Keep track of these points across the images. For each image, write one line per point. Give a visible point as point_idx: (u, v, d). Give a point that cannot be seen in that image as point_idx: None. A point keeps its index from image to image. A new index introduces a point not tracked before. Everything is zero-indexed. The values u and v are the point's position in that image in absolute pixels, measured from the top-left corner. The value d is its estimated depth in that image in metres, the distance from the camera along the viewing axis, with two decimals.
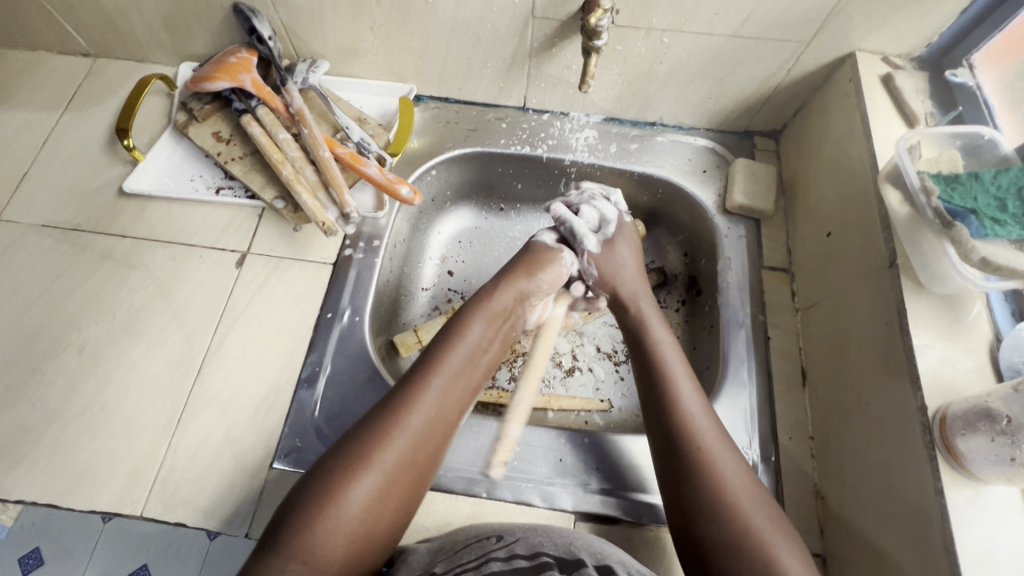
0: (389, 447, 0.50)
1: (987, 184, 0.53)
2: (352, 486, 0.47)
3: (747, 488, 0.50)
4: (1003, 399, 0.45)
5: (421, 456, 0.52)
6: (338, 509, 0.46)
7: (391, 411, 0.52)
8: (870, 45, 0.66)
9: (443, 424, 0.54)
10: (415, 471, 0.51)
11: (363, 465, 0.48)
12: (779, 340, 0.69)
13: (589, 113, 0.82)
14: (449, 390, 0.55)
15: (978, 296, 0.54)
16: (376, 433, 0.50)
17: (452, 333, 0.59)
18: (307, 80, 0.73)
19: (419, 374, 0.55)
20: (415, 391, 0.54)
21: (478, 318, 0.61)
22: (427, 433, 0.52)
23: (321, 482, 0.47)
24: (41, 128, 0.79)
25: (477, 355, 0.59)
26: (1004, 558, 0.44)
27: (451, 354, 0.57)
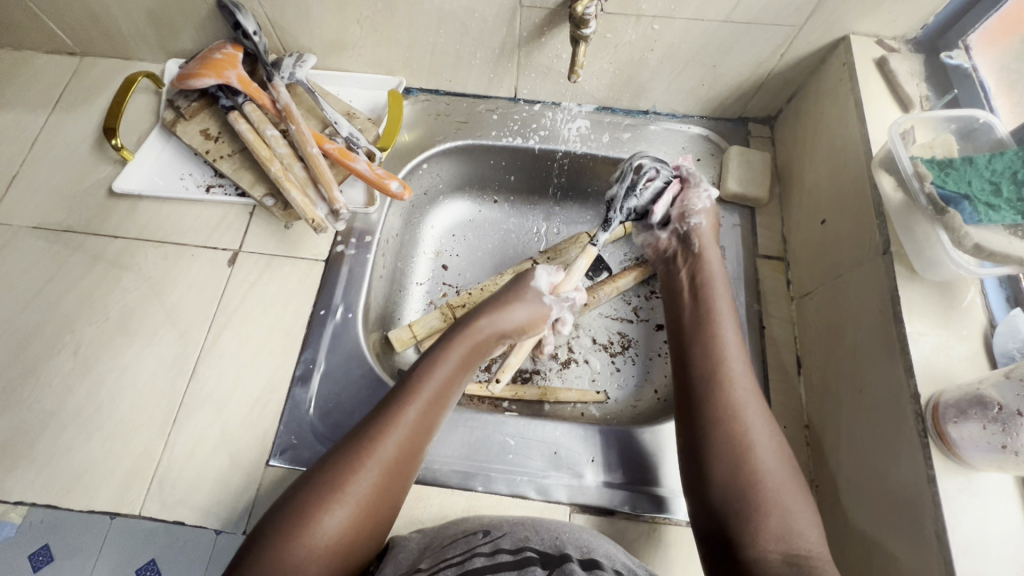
0: (360, 478, 0.49)
1: (982, 168, 0.52)
2: (324, 517, 0.47)
3: (780, 464, 0.50)
4: (995, 386, 0.45)
5: (391, 488, 0.51)
6: (311, 529, 0.46)
7: (360, 444, 0.51)
8: (864, 28, 0.65)
9: (415, 452, 0.53)
10: (384, 502, 0.50)
11: (339, 484, 0.48)
12: (774, 330, 0.69)
13: (581, 103, 0.81)
14: (423, 421, 0.54)
15: (973, 283, 0.54)
16: (351, 451, 0.50)
17: (431, 355, 0.59)
18: (294, 75, 0.72)
19: (392, 404, 0.54)
20: (394, 410, 0.53)
21: (454, 350, 0.60)
22: (406, 452, 0.52)
23: (286, 517, 0.47)
24: (30, 128, 0.79)
25: (450, 385, 0.58)
26: (995, 544, 0.44)
27: (430, 375, 0.57)
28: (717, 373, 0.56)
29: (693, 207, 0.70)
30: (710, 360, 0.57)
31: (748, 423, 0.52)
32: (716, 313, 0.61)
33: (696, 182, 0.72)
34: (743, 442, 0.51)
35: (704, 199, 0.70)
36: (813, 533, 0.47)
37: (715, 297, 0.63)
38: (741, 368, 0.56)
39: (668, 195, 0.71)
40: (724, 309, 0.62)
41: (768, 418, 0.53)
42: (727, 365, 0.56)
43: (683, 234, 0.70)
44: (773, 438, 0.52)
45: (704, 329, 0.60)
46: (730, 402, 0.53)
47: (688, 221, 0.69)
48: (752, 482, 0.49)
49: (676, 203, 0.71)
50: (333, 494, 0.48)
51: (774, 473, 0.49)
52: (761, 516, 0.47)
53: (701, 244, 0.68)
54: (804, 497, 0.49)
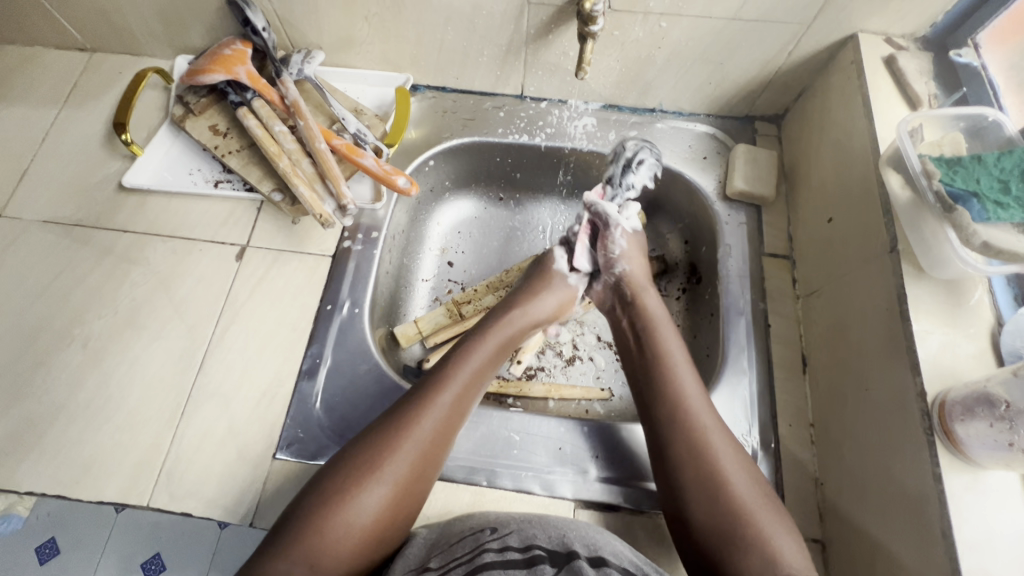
0: (396, 459, 0.50)
1: (991, 166, 0.52)
2: (361, 495, 0.48)
3: (755, 493, 0.50)
4: (1003, 383, 0.45)
5: (424, 469, 0.52)
6: (347, 509, 0.47)
7: (395, 425, 0.52)
8: (873, 26, 0.65)
9: (446, 440, 0.54)
10: (417, 483, 0.51)
11: (379, 462, 0.50)
12: (779, 328, 0.68)
13: (587, 101, 0.81)
14: (456, 407, 0.55)
15: (980, 281, 0.54)
16: (388, 431, 0.52)
17: (467, 342, 0.61)
18: (302, 72, 0.72)
19: (427, 388, 0.55)
20: (429, 392, 0.54)
21: (486, 342, 0.61)
22: (441, 436, 0.53)
23: (324, 494, 0.48)
24: (40, 124, 0.80)
25: (481, 374, 0.59)
26: (1002, 542, 0.44)
27: (465, 359, 0.58)
28: (678, 416, 0.54)
29: (614, 254, 0.68)
30: (670, 403, 0.55)
31: (718, 465, 0.51)
32: (660, 353, 0.59)
33: (607, 219, 0.68)
34: (718, 486, 0.50)
35: (619, 245, 0.68)
36: (799, 558, 0.46)
37: (659, 332, 0.61)
38: (704, 412, 0.54)
39: (586, 239, 0.71)
40: (671, 347, 0.59)
41: (739, 461, 0.52)
42: (689, 409, 0.54)
43: (614, 283, 0.68)
44: (741, 467, 0.51)
45: (657, 372, 0.58)
46: (695, 444, 0.52)
47: (614, 270, 0.68)
48: (733, 524, 0.48)
49: (597, 251, 0.70)
50: (371, 473, 0.49)
51: (755, 506, 0.49)
52: (746, 551, 0.46)
53: (634, 289, 0.66)
54: (782, 519, 0.49)
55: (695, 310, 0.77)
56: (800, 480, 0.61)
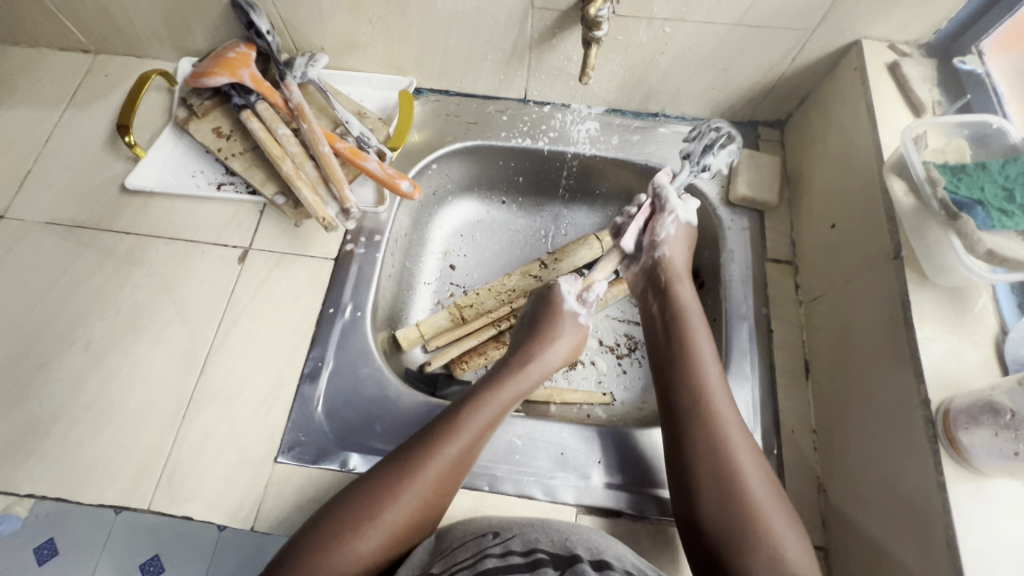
0: (397, 507, 0.50)
1: (994, 174, 0.52)
2: (358, 540, 0.48)
3: (769, 493, 0.51)
4: (1008, 393, 0.44)
5: (423, 517, 0.52)
6: (343, 551, 0.48)
7: (403, 470, 0.52)
8: (877, 32, 0.65)
9: (451, 488, 0.54)
10: (415, 531, 0.51)
11: (383, 502, 0.50)
12: (782, 333, 0.68)
13: (591, 105, 0.81)
14: (464, 458, 0.54)
15: (984, 288, 0.54)
16: (399, 470, 0.52)
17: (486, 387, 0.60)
18: (306, 75, 0.72)
19: (439, 435, 0.55)
20: (444, 438, 0.54)
21: (503, 391, 0.60)
22: (447, 485, 0.53)
23: (322, 534, 0.48)
24: (43, 125, 0.80)
25: (494, 424, 0.58)
26: (1008, 551, 0.44)
27: (484, 407, 0.58)
28: (698, 408, 0.56)
29: (659, 238, 0.69)
30: (693, 397, 0.57)
31: (737, 457, 0.52)
32: (688, 337, 0.62)
33: (664, 206, 0.70)
34: (735, 482, 0.51)
35: (668, 230, 0.69)
36: (809, 567, 0.47)
37: (692, 327, 0.63)
38: (727, 406, 0.56)
39: (638, 222, 0.71)
40: (699, 330, 0.62)
41: (756, 458, 0.53)
42: (713, 400, 0.56)
43: (653, 259, 0.70)
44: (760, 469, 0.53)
45: (685, 366, 0.59)
46: (715, 438, 0.54)
47: (654, 252, 0.70)
48: (747, 522, 0.49)
49: (645, 233, 0.71)
50: (369, 520, 0.49)
51: (766, 504, 0.50)
52: (754, 552, 0.48)
53: (668, 277, 0.68)
54: (794, 526, 0.50)
55: None
56: (803, 487, 0.61)
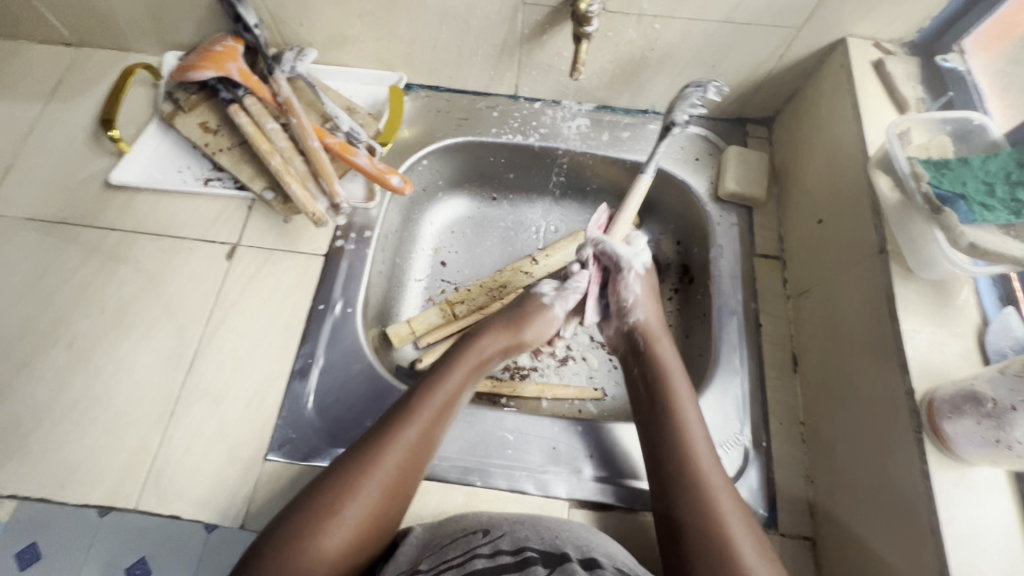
0: (358, 500, 0.50)
1: (976, 169, 0.54)
2: (321, 537, 0.47)
3: (737, 509, 0.51)
4: (988, 381, 0.45)
5: (388, 508, 0.51)
6: (307, 551, 0.47)
7: (360, 463, 0.51)
8: (862, 30, 0.66)
9: (412, 479, 0.53)
10: (381, 526, 0.51)
11: (322, 525, 0.48)
12: (771, 328, 0.69)
13: (581, 102, 0.81)
14: (422, 441, 0.54)
15: (966, 282, 0.55)
16: (353, 474, 0.51)
17: (437, 367, 0.60)
18: (296, 69, 0.71)
19: (391, 424, 0.54)
20: (380, 450, 0.52)
21: (458, 367, 0.60)
22: (392, 496, 0.51)
23: (286, 531, 0.47)
24: (24, 119, 0.78)
25: (454, 402, 0.58)
26: (988, 539, 0.45)
27: (434, 386, 0.58)
28: (682, 456, 0.54)
29: (626, 302, 0.67)
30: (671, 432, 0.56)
31: (720, 502, 0.51)
32: (666, 377, 0.61)
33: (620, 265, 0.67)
34: (722, 535, 0.49)
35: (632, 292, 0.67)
36: None
37: (671, 378, 0.60)
38: (703, 440, 0.56)
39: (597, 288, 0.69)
40: (680, 384, 0.60)
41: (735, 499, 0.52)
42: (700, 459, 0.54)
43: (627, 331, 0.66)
44: (741, 515, 0.51)
45: (662, 410, 0.58)
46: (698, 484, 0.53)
47: (626, 318, 0.66)
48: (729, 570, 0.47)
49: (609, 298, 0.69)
50: (330, 515, 0.48)
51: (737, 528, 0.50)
52: None
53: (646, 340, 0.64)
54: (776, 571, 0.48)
55: (687, 311, 0.78)
56: (792, 478, 0.61)
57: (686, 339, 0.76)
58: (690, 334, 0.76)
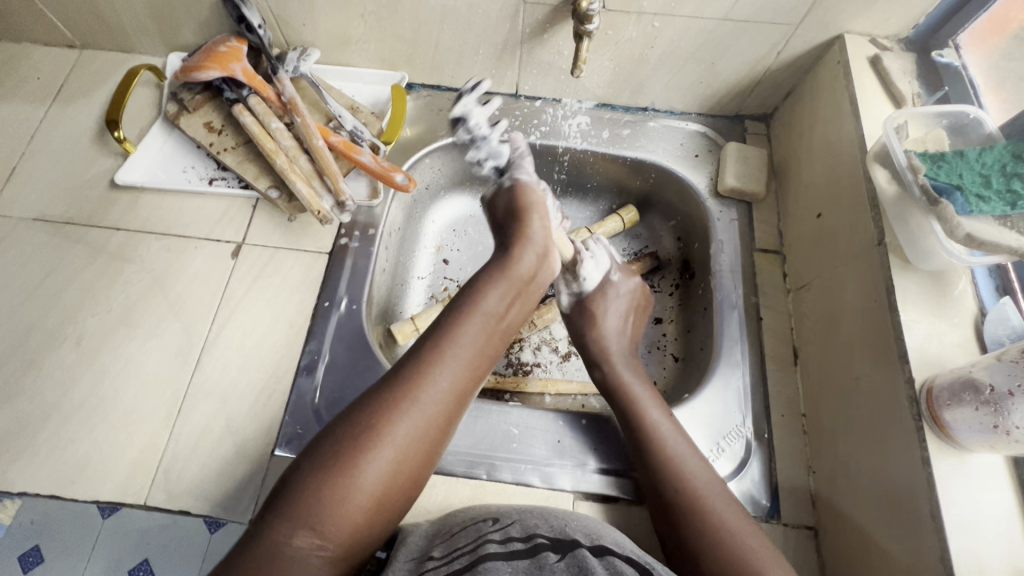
0: (403, 419, 0.47)
1: (973, 162, 0.54)
2: (367, 460, 0.45)
3: (714, 483, 0.54)
4: (987, 369, 0.46)
5: (432, 430, 0.49)
6: (352, 474, 0.44)
7: (402, 384, 0.49)
8: (859, 27, 0.67)
9: (454, 401, 0.51)
10: (425, 448, 0.48)
11: (367, 446, 0.45)
12: (771, 321, 0.70)
13: (582, 100, 0.82)
14: (461, 362, 0.52)
15: (964, 273, 0.56)
16: (383, 413, 0.47)
17: (466, 300, 0.56)
18: (298, 69, 0.73)
19: (429, 347, 0.52)
20: (422, 371, 0.50)
21: (497, 285, 0.57)
22: (435, 418, 0.49)
23: (327, 456, 0.45)
24: (29, 121, 0.79)
25: (493, 322, 0.56)
26: (987, 524, 0.46)
27: (466, 323, 0.54)
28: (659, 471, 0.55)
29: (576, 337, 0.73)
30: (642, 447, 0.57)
31: (708, 505, 0.52)
32: (628, 393, 0.62)
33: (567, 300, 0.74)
34: (714, 535, 0.49)
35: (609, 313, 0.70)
36: None
37: (633, 393, 0.62)
38: (671, 428, 0.58)
39: None
40: (642, 396, 0.61)
41: (725, 499, 0.53)
42: (674, 466, 0.55)
43: None
44: (730, 510, 0.51)
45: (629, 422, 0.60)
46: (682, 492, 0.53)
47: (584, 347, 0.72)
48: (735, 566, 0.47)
49: None
50: (376, 436, 0.46)
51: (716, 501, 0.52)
52: None
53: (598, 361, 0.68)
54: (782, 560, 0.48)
55: (688, 306, 0.79)
56: (794, 469, 0.62)
57: (687, 333, 0.77)
58: (692, 329, 0.77)
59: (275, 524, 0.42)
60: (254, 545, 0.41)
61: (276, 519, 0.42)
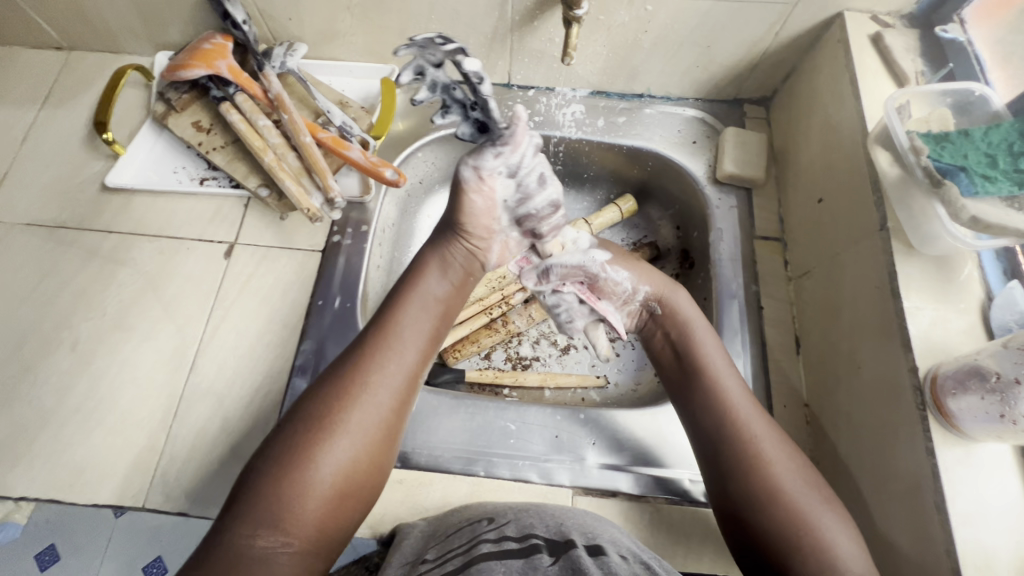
0: (362, 409, 0.49)
1: (978, 141, 0.52)
2: (327, 451, 0.46)
3: (770, 432, 0.52)
4: (993, 356, 0.45)
5: (392, 417, 0.50)
6: (314, 466, 0.45)
7: (354, 372, 0.50)
8: (859, 4, 0.65)
9: (409, 384, 0.53)
10: (387, 433, 0.50)
11: (326, 437, 0.46)
12: (772, 310, 0.69)
13: (575, 88, 0.80)
14: (411, 347, 0.54)
15: (970, 257, 0.54)
16: (338, 401, 0.48)
17: (407, 287, 0.58)
18: (285, 65, 0.72)
19: (379, 335, 0.53)
20: (374, 358, 0.51)
21: (433, 269, 0.59)
22: (391, 402, 0.51)
23: (288, 452, 0.45)
24: (19, 124, 0.78)
25: (434, 305, 0.58)
26: (994, 515, 0.45)
27: (406, 311, 0.56)
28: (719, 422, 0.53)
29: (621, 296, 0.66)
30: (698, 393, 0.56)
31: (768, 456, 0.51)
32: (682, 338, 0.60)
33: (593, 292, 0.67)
34: (774, 489, 0.49)
35: (621, 279, 0.65)
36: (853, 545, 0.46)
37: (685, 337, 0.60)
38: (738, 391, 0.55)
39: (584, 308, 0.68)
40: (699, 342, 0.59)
41: (780, 442, 0.52)
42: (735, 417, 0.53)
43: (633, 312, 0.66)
44: (789, 459, 0.51)
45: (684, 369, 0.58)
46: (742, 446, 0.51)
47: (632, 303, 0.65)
48: (792, 523, 0.47)
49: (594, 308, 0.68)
50: (332, 425, 0.47)
51: (791, 480, 0.49)
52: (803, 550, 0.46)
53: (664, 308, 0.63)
54: (831, 506, 0.48)
55: (689, 295, 0.77)
56: None
57: None
58: None
59: (236, 532, 0.42)
60: (217, 553, 0.41)
61: (233, 524, 0.42)
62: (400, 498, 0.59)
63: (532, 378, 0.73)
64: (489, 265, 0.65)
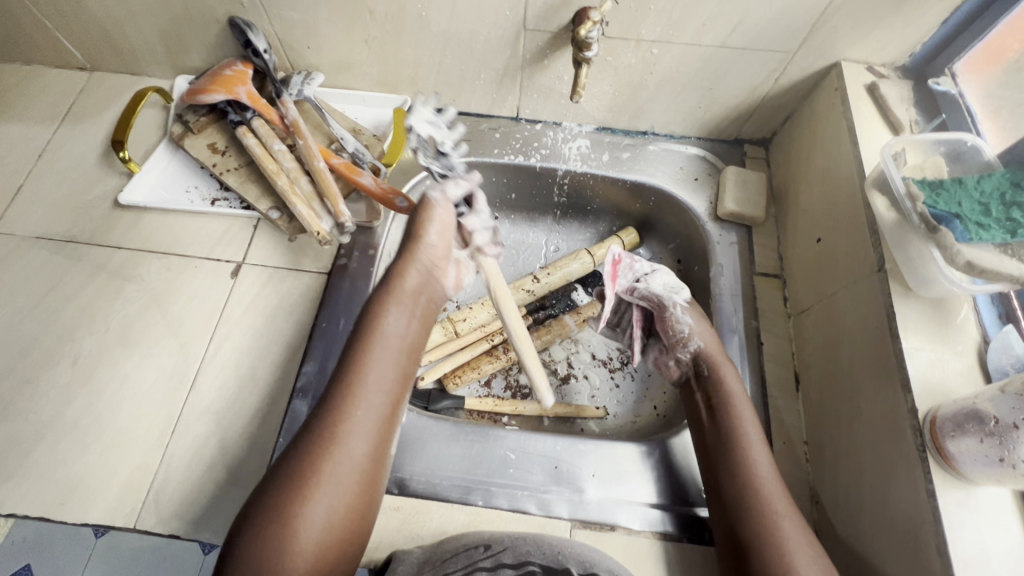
0: (336, 457, 0.48)
1: (972, 190, 0.55)
2: (305, 506, 0.45)
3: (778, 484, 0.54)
4: (990, 400, 0.45)
5: (370, 463, 0.50)
6: (294, 521, 0.45)
7: (326, 419, 0.49)
8: (855, 54, 0.68)
9: (384, 425, 0.52)
10: (365, 478, 0.49)
11: (302, 492, 0.46)
12: (772, 346, 0.69)
13: (582, 123, 0.83)
14: (380, 386, 0.52)
15: (966, 300, 0.55)
16: (313, 449, 0.48)
17: (365, 326, 0.55)
18: (302, 92, 0.75)
19: (345, 378, 0.52)
20: (343, 399, 0.50)
21: (392, 307, 0.57)
22: (363, 447, 0.49)
23: (271, 502, 0.45)
24: (37, 140, 0.80)
25: (400, 343, 0.56)
26: (996, 560, 0.45)
27: (371, 351, 0.54)
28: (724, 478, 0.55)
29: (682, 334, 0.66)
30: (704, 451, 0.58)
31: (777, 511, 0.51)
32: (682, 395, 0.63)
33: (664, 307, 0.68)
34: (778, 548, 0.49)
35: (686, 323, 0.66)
36: None
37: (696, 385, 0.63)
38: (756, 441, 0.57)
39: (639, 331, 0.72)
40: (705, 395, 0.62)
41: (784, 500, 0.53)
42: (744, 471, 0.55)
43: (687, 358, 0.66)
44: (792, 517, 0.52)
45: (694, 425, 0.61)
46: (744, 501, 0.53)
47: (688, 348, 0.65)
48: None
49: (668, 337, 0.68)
50: (307, 478, 0.46)
51: (794, 538, 0.50)
52: None
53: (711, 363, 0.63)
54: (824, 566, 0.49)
55: None
56: (798, 499, 0.61)
57: None
58: None
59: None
60: None
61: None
62: (397, 526, 0.58)
63: (530, 407, 0.73)
64: (447, 292, 0.65)
